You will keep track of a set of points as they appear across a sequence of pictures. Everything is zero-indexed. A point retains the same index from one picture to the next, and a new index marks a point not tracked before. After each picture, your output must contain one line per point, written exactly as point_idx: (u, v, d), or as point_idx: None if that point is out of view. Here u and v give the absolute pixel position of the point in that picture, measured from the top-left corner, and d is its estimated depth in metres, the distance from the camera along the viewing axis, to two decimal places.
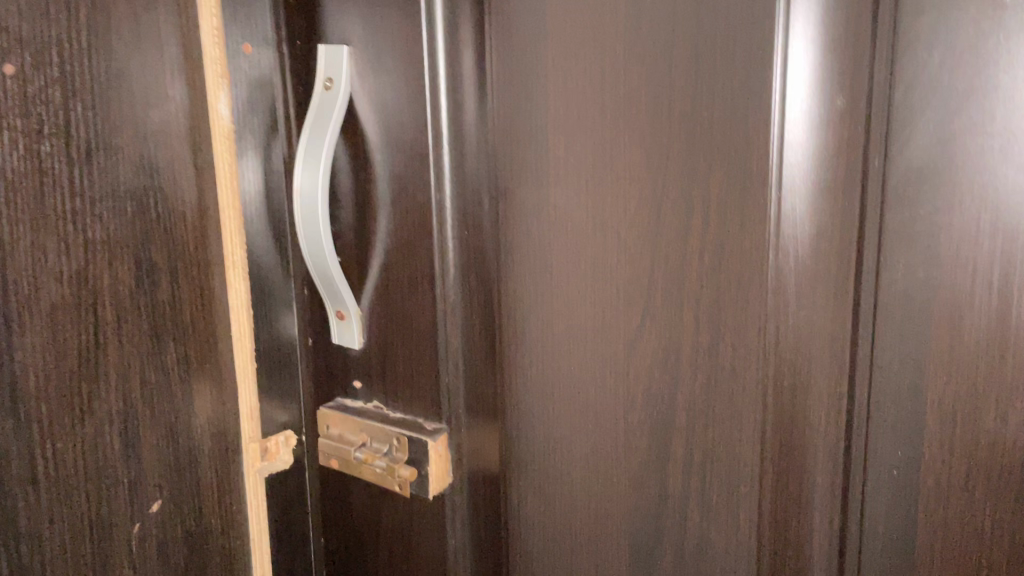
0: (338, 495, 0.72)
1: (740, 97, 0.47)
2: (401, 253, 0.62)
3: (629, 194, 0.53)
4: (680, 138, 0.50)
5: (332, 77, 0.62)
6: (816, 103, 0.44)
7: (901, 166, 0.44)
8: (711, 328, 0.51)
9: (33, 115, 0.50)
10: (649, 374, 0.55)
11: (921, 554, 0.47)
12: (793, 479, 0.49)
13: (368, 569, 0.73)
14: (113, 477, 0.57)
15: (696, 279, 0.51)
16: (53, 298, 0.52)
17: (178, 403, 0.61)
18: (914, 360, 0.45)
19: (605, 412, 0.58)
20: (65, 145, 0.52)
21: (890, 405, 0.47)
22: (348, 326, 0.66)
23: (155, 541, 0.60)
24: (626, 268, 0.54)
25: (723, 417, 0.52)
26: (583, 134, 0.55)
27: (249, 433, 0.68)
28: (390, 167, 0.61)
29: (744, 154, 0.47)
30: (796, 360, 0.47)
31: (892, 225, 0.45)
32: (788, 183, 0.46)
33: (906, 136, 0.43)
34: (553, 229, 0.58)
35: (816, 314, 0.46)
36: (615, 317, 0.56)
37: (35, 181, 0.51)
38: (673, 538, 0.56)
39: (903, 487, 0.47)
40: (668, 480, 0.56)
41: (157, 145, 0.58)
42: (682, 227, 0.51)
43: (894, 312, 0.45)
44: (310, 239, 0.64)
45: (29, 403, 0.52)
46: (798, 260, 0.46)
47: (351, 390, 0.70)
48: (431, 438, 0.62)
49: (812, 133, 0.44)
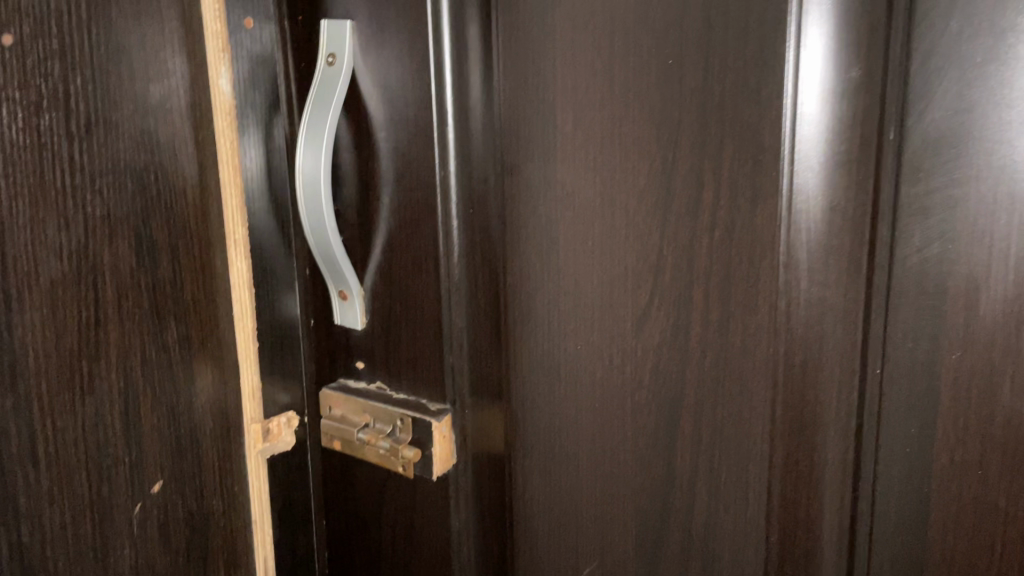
0: (341, 477, 0.72)
1: (753, 70, 0.46)
2: (405, 231, 0.61)
3: (639, 170, 0.53)
4: (691, 112, 0.50)
5: (336, 53, 0.61)
6: (829, 75, 0.43)
7: (917, 138, 0.43)
8: (722, 305, 0.51)
9: (32, 87, 0.49)
10: (658, 351, 0.55)
11: (933, 532, 0.47)
12: (804, 459, 0.48)
13: (370, 553, 0.72)
14: (113, 457, 0.56)
15: (706, 254, 0.51)
16: (52, 274, 0.52)
17: (180, 383, 0.60)
18: (929, 334, 0.45)
19: (613, 390, 0.58)
20: (63, 118, 0.51)
21: (904, 381, 0.46)
22: (351, 306, 0.65)
23: (156, 522, 0.59)
24: (635, 245, 0.54)
25: (732, 394, 0.52)
26: (592, 109, 0.54)
27: (250, 414, 0.67)
28: (394, 144, 0.60)
29: (755, 129, 0.47)
30: (809, 334, 0.47)
31: (907, 198, 0.44)
32: (801, 159, 0.45)
33: (923, 107, 0.43)
34: (562, 206, 0.58)
35: (828, 291, 0.45)
36: (623, 294, 0.55)
37: (34, 154, 0.50)
38: (681, 516, 0.56)
39: (917, 465, 0.47)
40: (676, 458, 0.56)
41: (159, 121, 0.57)
42: (690, 201, 0.51)
43: (908, 286, 0.45)
44: (313, 217, 0.63)
45: (29, 379, 0.51)
46: (810, 235, 0.45)
47: (353, 370, 0.69)
48: (436, 419, 0.61)
49: (825, 104, 0.43)
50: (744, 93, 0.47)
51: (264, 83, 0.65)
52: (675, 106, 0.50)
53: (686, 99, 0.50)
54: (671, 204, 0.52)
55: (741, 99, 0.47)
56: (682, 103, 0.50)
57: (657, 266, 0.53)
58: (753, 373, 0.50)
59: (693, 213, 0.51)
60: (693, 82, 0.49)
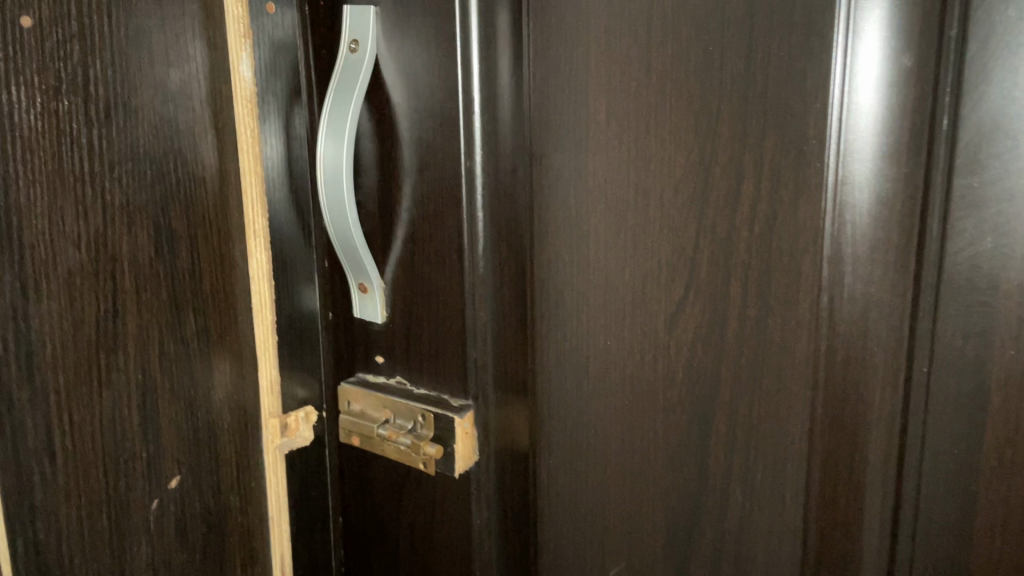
0: (359, 473, 0.70)
1: (798, 58, 0.45)
2: (428, 223, 0.59)
3: (675, 159, 0.52)
4: (731, 101, 0.48)
5: (358, 40, 0.59)
6: (886, 66, 0.42)
7: (971, 128, 0.41)
8: (760, 301, 0.50)
9: (50, 70, 0.48)
10: (691, 347, 0.53)
11: (980, 536, 0.46)
12: (845, 457, 0.47)
13: (388, 552, 0.70)
14: (131, 451, 0.55)
15: (744, 249, 0.50)
16: (70, 264, 0.50)
17: (198, 376, 0.59)
18: (979, 332, 0.43)
19: (643, 385, 0.57)
20: (83, 103, 0.50)
21: (951, 380, 0.45)
22: (371, 299, 0.64)
23: (173, 518, 0.58)
24: (671, 238, 0.53)
25: (768, 393, 0.51)
26: (626, 99, 0.53)
27: (269, 408, 0.65)
28: (417, 133, 0.58)
29: (799, 120, 0.46)
30: (851, 332, 0.46)
31: (959, 191, 0.42)
32: (851, 150, 0.44)
33: (979, 95, 0.41)
34: (592, 198, 0.56)
35: (873, 286, 0.44)
36: (656, 288, 0.54)
37: (53, 140, 0.49)
38: (713, 516, 0.55)
39: (962, 467, 0.45)
40: (709, 457, 0.54)
41: (178, 107, 0.56)
42: (729, 192, 0.50)
43: (959, 282, 0.43)
44: (333, 208, 0.61)
45: (46, 371, 0.50)
46: (855, 228, 0.44)
47: (373, 365, 0.67)
48: (457, 415, 0.59)
49: (876, 92, 0.42)
50: (785, 81, 0.46)
51: (286, 70, 0.63)
52: (715, 95, 0.49)
53: (725, 88, 0.49)
54: (708, 196, 0.51)
55: (785, 88, 0.46)
56: (722, 93, 0.49)
57: (692, 260, 0.52)
58: (792, 369, 0.49)
59: (731, 206, 0.50)
60: (733, 70, 0.48)
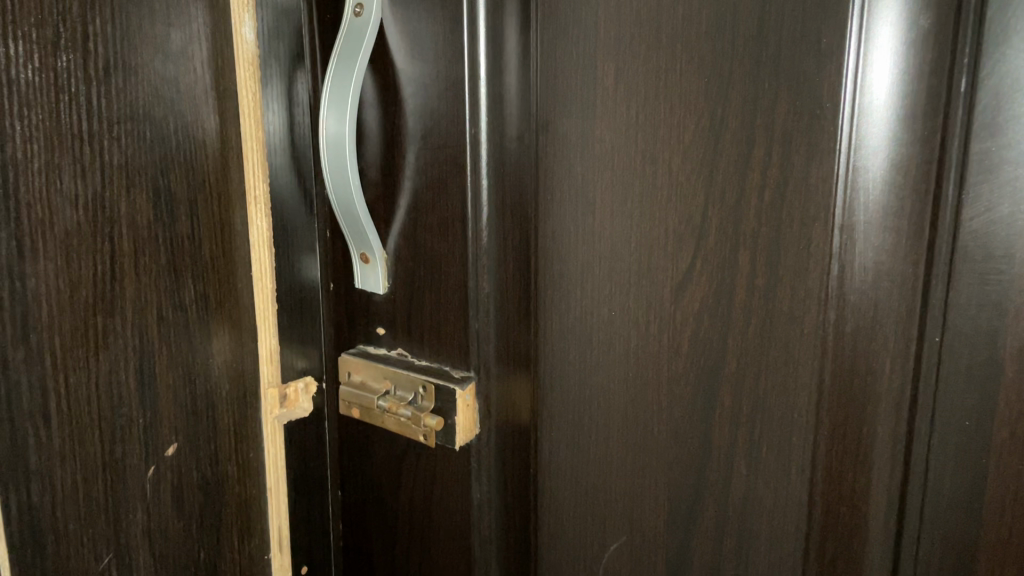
0: (359, 446, 0.70)
1: (813, 19, 0.44)
2: (432, 191, 0.58)
3: (684, 125, 0.51)
4: (743, 64, 0.48)
5: (363, 3, 0.57)
6: (901, 25, 0.41)
7: (990, 91, 0.40)
8: (768, 270, 0.49)
9: (48, 25, 0.47)
10: (697, 318, 0.53)
11: (989, 511, 0.45)
12: (852, 430, 0.47)
13: (385, 527, 0.70)
14: (127, 417, 0.54)
15: (754, 217, 0.49)
16: (67, 224, 0.49)
17: (196, 343, 0.58)
18: (994, 302, 0.42)
19: (648, 358, 0.56)
20: (82, 61, 0.49)
21: (964, 351, 0.44)
22: (373, 270, 0.63)
23: (169, 486, 0.58)
24: (678, 206, 0.52)
25: (776, 363, 0.50)
26: (635, 64, 0.52)
27: (268, 378, 0.64)
28: (423, 99, 0.57)
29: (813, 83, 0.45)
30: (861, 303, 0.45)
31: (977, 155, 0.41)
32: (865, 111, 0.43)
33: (1000, 55, 0.39)
34: (599, 165, 0.55)
35: (884, 254, 0.44)
36: (663, 257, 0.53)
37: (50, 96, 0.47)
38: (716, 491, 0.55)
39: (973, 442, 0.45)
40: (713, 430, 0.54)
41: (179, 68, 0.55)
42: (739, 159, 0.49)
43: (972, 250, 0.42)
44: (336, 175, 0.60)
45: (42, 333, 0.49)
46: (868, 196, 0.43)
47: (373, 337, 0.66)
48: (459, 387, 0.59)
49: (894, 54, 0.41)
50: (799, 45, 0.45)
51: (287, 35, 0.62)
52: (726, 57, 0.48)
53: (738, 51, 0.48)
54: (718, 163, 0.50)
55: (800, 49, 0.45)
56: (734, 56, 0.48)
57: (700, 228, 0.51)
58: (800, 339, 0.48)
59: (742, 172, 0.49)
60: (746, 33, 0.47)
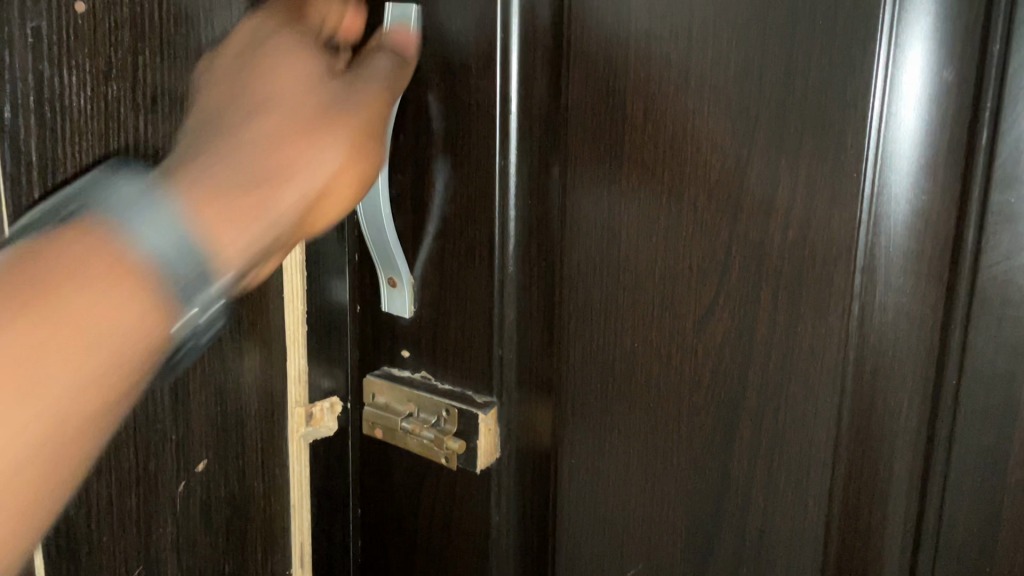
0: (379, 467, 0.70)
1: (841, 67, 0.46)
2: (461, 219, 0.61)
3: (712, 164, 0.52)
4: (770, 106, 0.49)
5: None
6: (926, 81, 0.43)
7: (1010, 145, 0.42)
8: (789, 307, 0.50)
9: (100, 56, 0.50)
10: (719, 353, 0.54)
11: (1000, 546, 0.47)
12: (870, 463, 0.49)
13: (404, 546, 0.70)
14: (162, 433, 0.56)
15: (776, 255, 0.50)
16: None
17: (229, 364, 0.60)
18: (1011, 346, 0.44)
19: (670, 391, 0.57)
20: (130, 90, 0.52)
21: (981, 393, 0.45)
22: (399, 293, 0.65)
23: (198, 500, 0.60)
24: (702, 242, 0.53)
25: (795, 399, 0.51)
26: (666, 103, 0.53)
27: (296, 397, 0.67)
28: (454, 131, 0.60)
29: (837, 129, 0.46)
30: (882, 341, 0.47)
31: (996, 206, 0.43)
32: (890, 160, 0.45)
33: (1017, 113, 0.41)
34: (624, 201, 0.57)
35: (906, 297, 0.46)
36: (687, 292, 0.55)
37: (100, 123, 0.51)
38: (733, 521, 0.56)
39: (988, 486, 0.47)
40: (732, 461, 0.55)
41: None
42: (764, 198, 0.50)
43: (992, 295, 0.44)
44: (366, 203, 0.63)
45: None
46: (891, 239, 0.46)
47: (398, 359, 0.67)
48: (482, 411, 0.61)
49: (918, 107, 0.44)
50: (827, 90, 0.46)
51: None
52: (753, 100, 0.49)
53: (766, 93, 0.49)
54: (743, 201, 0.51)
55: (826, 96, 0.46)
56: (759, 98, 0.49)
57: (723, 265, 0.53)
58: (819, 374, 0.50)
59: (766, 213, 0.50)
60: (773, 75, 0.48)
